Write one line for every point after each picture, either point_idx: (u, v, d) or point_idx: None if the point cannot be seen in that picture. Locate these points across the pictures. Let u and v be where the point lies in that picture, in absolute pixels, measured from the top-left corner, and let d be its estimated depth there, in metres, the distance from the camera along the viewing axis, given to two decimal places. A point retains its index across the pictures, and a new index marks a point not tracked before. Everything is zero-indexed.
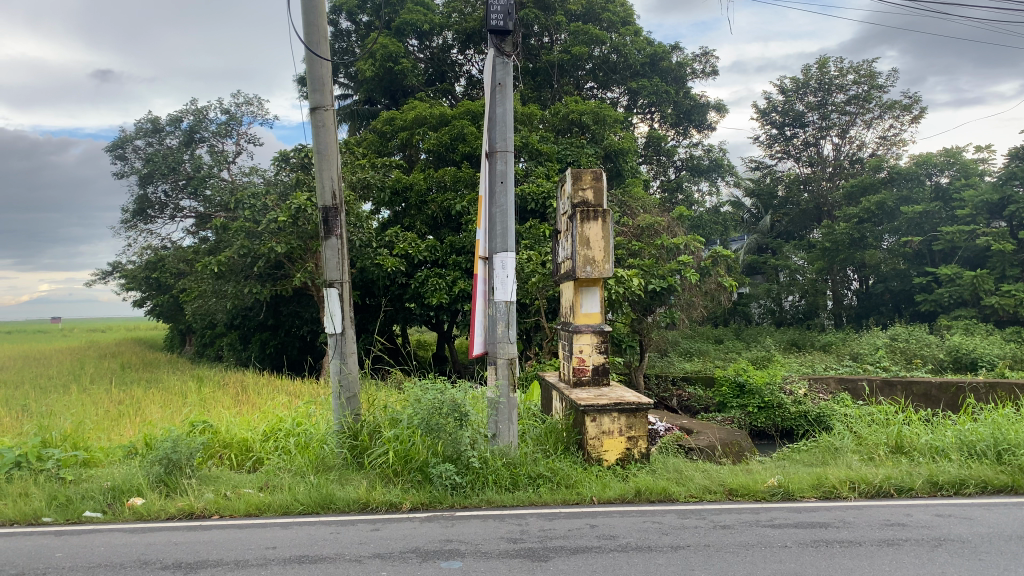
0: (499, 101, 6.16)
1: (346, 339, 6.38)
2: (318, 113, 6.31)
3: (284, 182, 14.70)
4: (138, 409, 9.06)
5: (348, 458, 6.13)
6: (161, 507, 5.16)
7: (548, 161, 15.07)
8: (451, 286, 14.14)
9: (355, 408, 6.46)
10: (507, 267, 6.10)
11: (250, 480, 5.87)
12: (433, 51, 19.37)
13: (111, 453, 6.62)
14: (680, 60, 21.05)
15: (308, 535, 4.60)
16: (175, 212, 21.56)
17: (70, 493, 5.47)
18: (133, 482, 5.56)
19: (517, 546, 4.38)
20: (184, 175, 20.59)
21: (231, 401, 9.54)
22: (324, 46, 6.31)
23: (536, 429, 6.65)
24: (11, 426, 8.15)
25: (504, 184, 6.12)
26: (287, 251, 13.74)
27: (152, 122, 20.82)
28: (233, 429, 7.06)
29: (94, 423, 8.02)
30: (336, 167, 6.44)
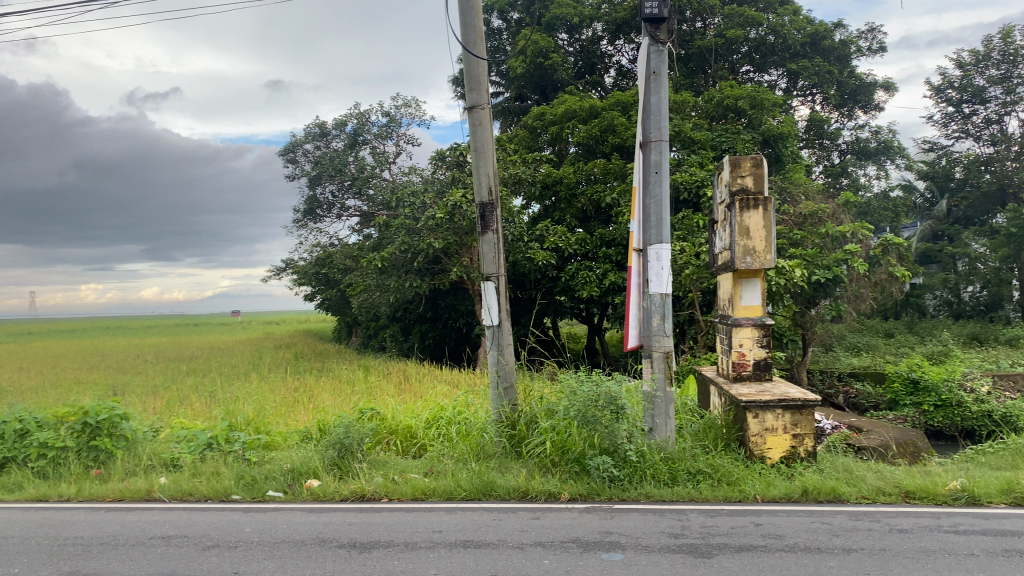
0: (653, 90, 6.05)
1: (502, 331, 6.51)
2: (475, 112, 6.47)
3: (440, 180, 15.11)
4: (311, 396, 9.65)
5: (507, 447, 6.26)
6: (336, 489, 5.48)
7: (702, 149, 14.74)
8: (603, 278, 14.10)
9: (512, 398, 6.60)
10: (663, 259, 6.00)
11: (415, 465, 6.12)
12: (582, 43, 19.33)
13: (289, 438, 7.08)
14: (843, 39, 19.91)
15: (472, 521, 4.75)
16: (341, 212, 22.74)
17: (255, 473, 5.90)
18: (310, 464, 5.93)
19: (679, 541, 4.32)
20: (349, 175, 21.67)
21: (395, 389, 9.99)
22: (480, 46, 6.45)
23: (694, 424, 6.53)
24: (200, 410, 8.91)
25: (659, 174, 6.03)
26: (443, 246, 14.16)
27: (320, 127, 22.03)
28: (398, 416, 7.39)
29: (274, 409, 8.63)
30: (493, 164, 6.57)
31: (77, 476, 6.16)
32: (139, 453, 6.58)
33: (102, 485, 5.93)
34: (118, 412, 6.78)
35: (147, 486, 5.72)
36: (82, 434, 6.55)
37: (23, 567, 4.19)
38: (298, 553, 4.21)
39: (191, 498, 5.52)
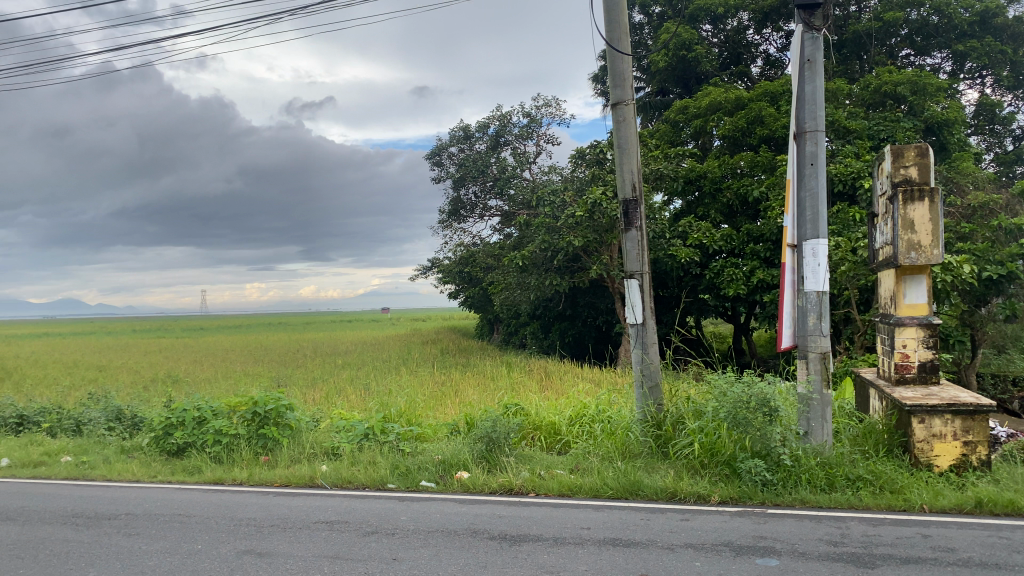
0: (808, 78, 5.81)
1: (647, 330, 6.45)
2: (619, 109, 6.45)
3: (580, 178, 15.11)
4: (457, 391, 9.93)
5: (653, 447, 6.19)
6: (485, 482, 5.62)
7: (857, 139, 14.04)
8: (750, 275, 13.65)
9: (657, 398, 6.52)
10: (819, 255, 5.75)
11: (561, 461, 6.17)
12: (727, 34, 18.79)
13: (438, 431, 7.31)
14: (1018, 14, 18.33)
15: (621, 519, 4.73)
16: (484, 212, 23.19)
17: (409, 463, 6.14)
18: (459, 456, 6.10)
19: (838, 549, 4.14)
20: (491, 176, 22.05)
21: (537, 386, 10.12)
22: (625, 41, 6.41)
23: (853, 429, 6.23)
24: (355, 402, 9.36)
25: (815, 166, 5.78)
26: (584, 244, 14.16)
27: (463, 130, 22.57)
28: (542, 413, 7.48)
29: (423, 402, 8.95)
30: (637, 160, 6.52)
31: (248, 461, 6.61)
32: (302, 441, 7.01)
33: (270, 470, 6.35)
34: (283, 402, 7.26)
35: (310, 473, 6.09)
36: (253, 422, 7.07)
37: (205, 543, 4.56)
38: (452, 543, 4.33)
39: (351, 485, 5.81)
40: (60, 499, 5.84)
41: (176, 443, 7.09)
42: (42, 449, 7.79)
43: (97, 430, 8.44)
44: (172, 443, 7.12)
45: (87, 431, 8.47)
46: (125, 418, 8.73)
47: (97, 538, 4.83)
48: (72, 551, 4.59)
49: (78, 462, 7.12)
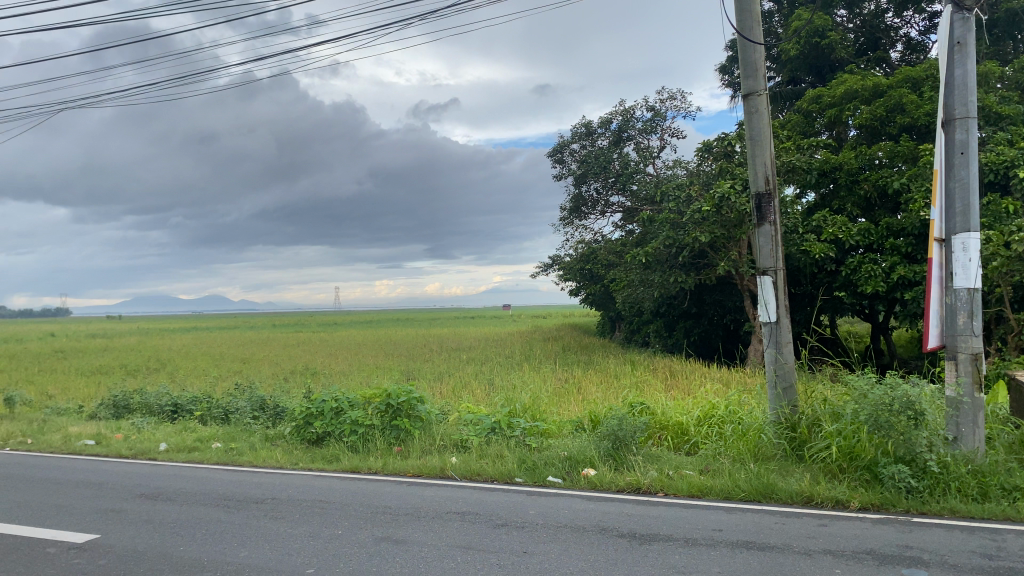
0: (958, 61, 5.47)
1: (781, 328, 6.25)
2: (752, 99, 6.27)
3: (706, 173, 14.80)
4: (582, 388, 9.95)
5: (787, 449, 5.99)
6: (612, 479, 5.60)
7: (1011, 125, 13.08)
8: (890, 271, 12.95)
9: (792, 399, 6.31)
10: (970, 249, 5.41)
11: (690, 461, 6.07)
12: (864, 18, 17.94)
13: (564, 427, 7.35)
14: None
15: (754, 522, 4.61)
16: (606, 208, 23.08)
17: (536, 458, 6.20)
18: (586, 453, 6.11)
19: (994, 563, 3.88)
20: (614, 172, 21.91)
21: (663, 385, 10.00)
22: (758, 31, 6.24)
23: (1009, 436, 5.81)
24: (481, 397, 9.55)
25: (965, 155, 5.44)
26: (711, 240, 13.85)
27: (586, 126, 22.52)
28: (669, 412, 7.39)
29: (548, 398, 9.02)
30: (770, 153, 6.32)
31: (381, 451, 6.86)
32: (432, 433, 7.22)
33: (402, 460, 6.56)
34: (415, 395, 7.52)
35: (440, 465, 6.25)
36: (386, 414, 7.35)
37: (344, 529, 4.77)
38: (581, 539, 4.34)
39: (480, 478, 5.92)
40: (213, 482, 6.25)
41: (315, 432, 7.45)
42: (196, 435, 8.38)
43: (243, 418, 8.99)
44: (312, 432, 7.49)
45: (235, 419, 9.03)
46: (268, 408, 9.26)
47: (246, 520, 5.14)
48: (224, 531, 4.91)
49: (227, 448, 7.61)
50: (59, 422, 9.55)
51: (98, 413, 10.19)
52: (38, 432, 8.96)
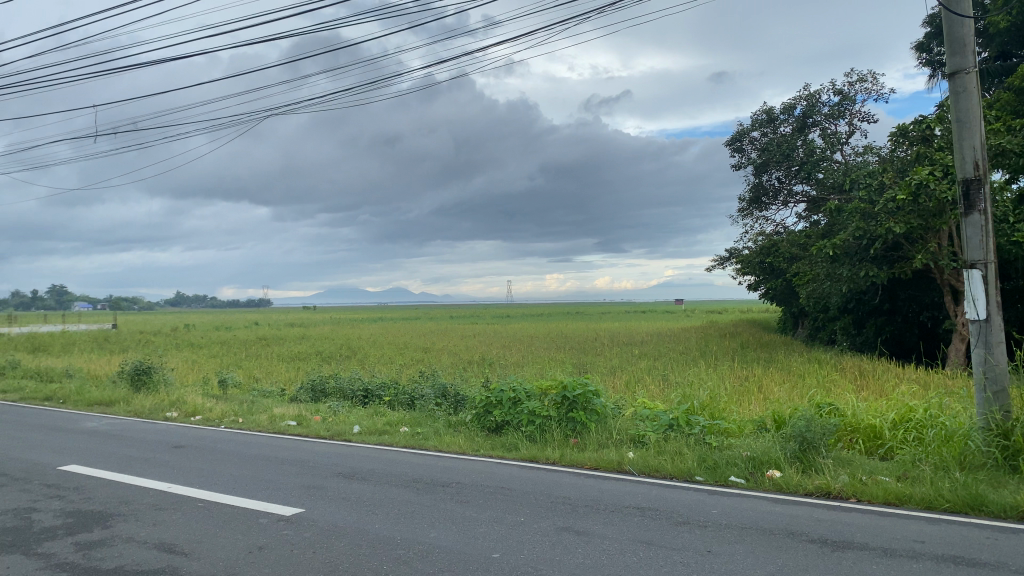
0: None
1: (991, 327, 5.74)
2: (960, 78, 5.80)
3: (901, 159, 13.83)
4: (764, 386, 9.61)
5: (998, 459, 5.48)
6: (799, 483, 5.37)
7: None
8: None
9: (1004, 404, 5.78)
10: None
11: (885, 467, 5.70)
12: None
13: (746, 426, 7.13)
14: None
15: (962, 535, 4.27)
16: (788, 198, 22.10)
17: (716, 457, 6.05)
18: (770, 455, 5.90)
19: None
20: (797, 161, 20.92)
21: (852, 386, 9.46)
22: (966, 3, 5.75)
23: None
24: (658, 391, 9.46)
25: None
26: (906, 231, 12.92)
27: (767, 113, 21.65)
28: (861, 414, 6.98)
29: (728, 395, 8.80)
30: (980, 135, 5.82)
31: (559, 441, 6.95)
32: (609, 427, 7.24)
33: (580, 452, 6.63)
34: (591, 388, 7.59)
35: (618, 459, 6.25)
36: (563, 406, 7.46)
37: (527, 517, 4.90)
38: (768, 542, 4.20)
39: (658, 474, 5.86)
40: (401, 465, 6.61)
41: (495, 420, 7.68)
42: (385, 419, 8.87)
43: (427, 404, 9.42)
44: (492, 420, 7.73)
45: (420, 405, 9.50)
46: (450, 395, 9.64)
47: (435, 502, 5.39)
48: (415, 512, 5.17)
49: (413, 433, 8.01)
50: (265, 404, 10.43)
51: (298, 395, 11.04)
52: (248, 412, 9.83)
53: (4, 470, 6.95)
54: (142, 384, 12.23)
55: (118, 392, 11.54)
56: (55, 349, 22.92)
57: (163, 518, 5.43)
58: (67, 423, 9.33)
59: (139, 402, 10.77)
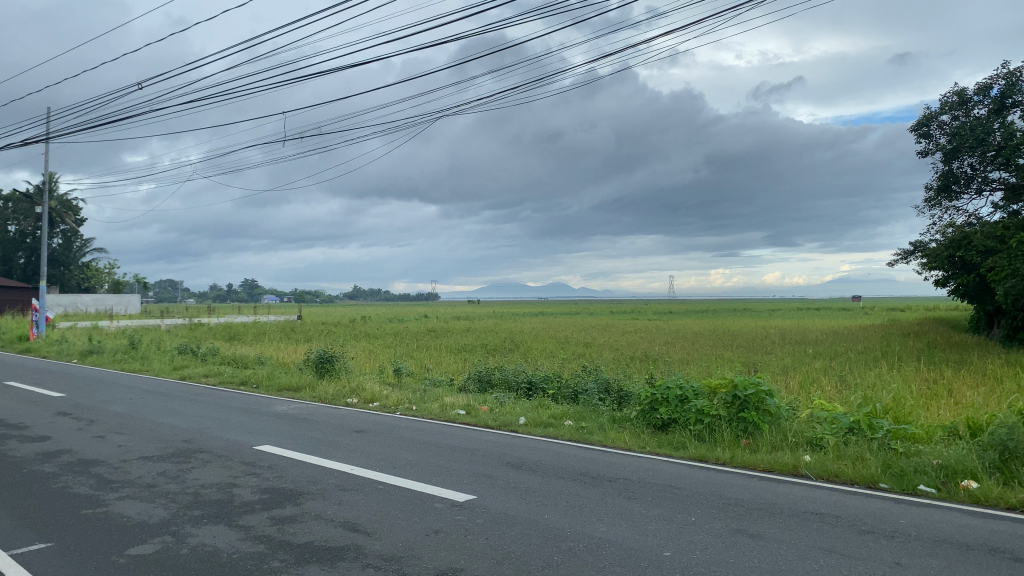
0: None
1: None
2: None
3: None
4: (955, 390, 8.91)
5: None
6: (1000, 495, 4.94)
7: None
8: None
9: None
10: None
11: None
12: None
13: (936, 432, 6.64)
14: None
15: None
16: (982, 186, 20.36)
17: (903, 464, 5.68)
18: (966, 464, 5.47)
19: None
20: (993, 145, 19.23)
21: None
22: None
23: None
24: (835, 393, 9.01)
25: None
26: None
27: (959, 95, 20.04)
28: None
29: (914, 399, 8.23)
30: None
31: (729, 441, 6.77)
32: (783, 429, 6.97)
33: (752, 454, 6.42)
34: (763, 388, 7.34)
35: (793, 462, 6.01)
36: (733, 406, 7.27)
37: (698, 517, 4.80)
38: (965, 557, 3.89)
39: (839, 480, 5.58)
40: (569, 458, 6.67)
41: (661, 417, 7.59)
42: (551, 411, 8.99)
43: (592, 399, 9.45)
44: (658, 417, 7.64)
45: (584, 400, 9.55)
46: (614, 391, 9.62)
47: (603, 497, 5.40)
48: (584, 506, 5.21)
49: (578, 427, 8.06)
50: (436, 393, 10.85)
51: (467, 385, 11.40)
52: (421, 400, 10.26)
53: (208, 447, 7.64)
54: (325, 372, 13.07)
55: (304, 378, 12.38)
56: (248, 338, 24.93)
57: (347, 498, 5.78)
58: (260, 406, 10.13)
59: (322, 388, 11.51)
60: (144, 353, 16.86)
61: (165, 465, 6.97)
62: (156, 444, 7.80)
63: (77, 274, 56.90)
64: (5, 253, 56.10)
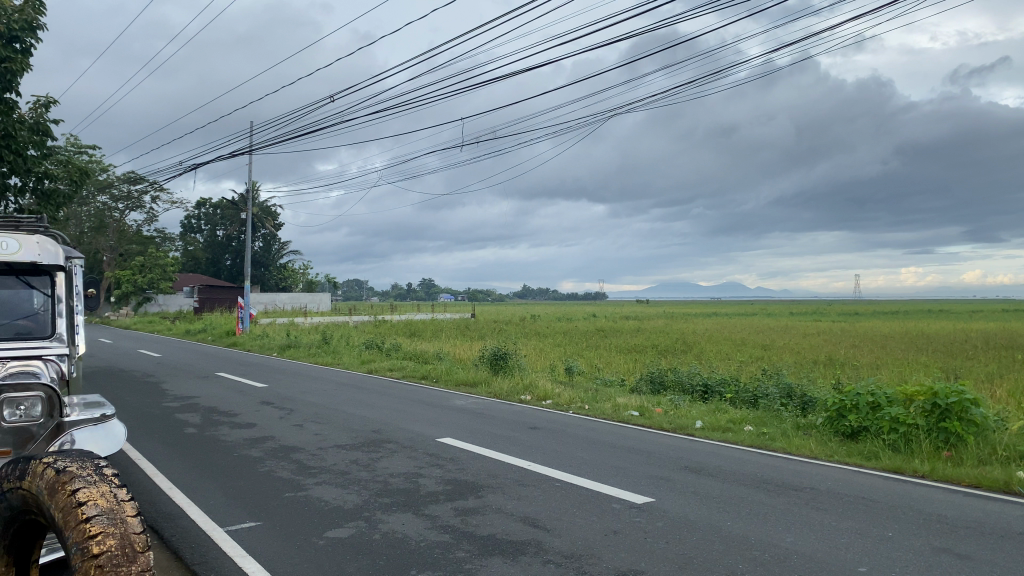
0: None
1: None
2: None
3: None
4: None
5: None
6: None
7: None
8: None
9: None
10: None
11: None
12: None
13: None
14: None
15: None
16: None
17: None
18: None
19: None
20: None
21: None
22: None
23: None
24: None
25: None
26: None
27: None
28: None
29: None
30: None
31: (928, 454, 6.31)
32: (992, 442, 6.40)
33: (955, 467, 5.95)
34: (968, 396, 6.76)
35: (1004, 478, 5.51)
36: (932, 415, 6.76)
37: (896, 532, 4.50)
38: None
39: None
40: (751, 464, 6.46)
41: (850, 426, 7.19)
42: (729, 416, 8.74)
43: (773, 405, 9.10)
44: (847, 425, 7.25)
45: (764, 405, 9.23)
46: (796, 396, 9.21)
47: (788, 506, 5.20)
48: (769, 515, 5.03)
49: (759, 432, 7.79)
50: (609, 393, 10.85)
51: (640, 386, 11.31)
52: (593, 399, 10.30)
53: (394, 438, 8.05)
54: (500, 369, 13.40)
55: (481, 375, 12.77)
56: (427, 334, 26.04)
57: (526, 493, 5.89)
58: (440, 400, 10.55)
59: (497, 384, 11.82)
60: (334, 347, 18.00)
61: (357, 454, 7.42)
62: (348, 433, 8.31)
63: (275, 275, 61.70)
64: (214, 255, 61.84)
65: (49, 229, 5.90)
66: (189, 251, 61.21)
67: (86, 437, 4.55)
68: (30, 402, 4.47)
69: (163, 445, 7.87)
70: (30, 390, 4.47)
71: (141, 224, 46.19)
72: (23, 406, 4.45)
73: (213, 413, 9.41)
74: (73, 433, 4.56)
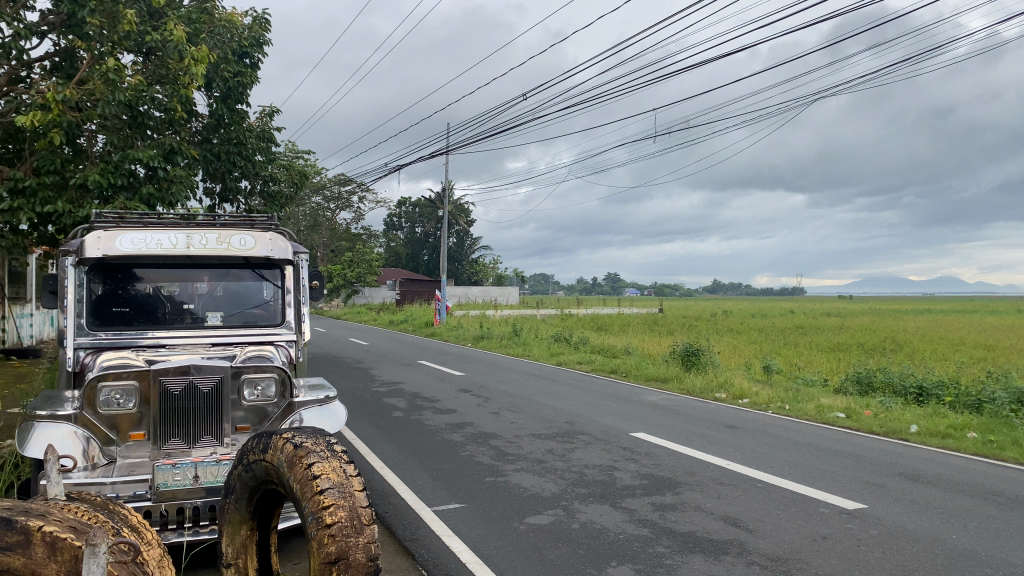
0: None
1: None
2: None
3: None
4: None
5: None
6: None
7: None
8: None
9: None
10: None
11: None
12: None
13: None
14: None
15: None
16: None
17: None
18: None
19: None
20: None
21: None
22: None
23: None
24: None
25: None
26: None
27: None
28: None
29: None
30: None
31: None
32: None
33: None
34: None
35: None
36: None
37: None
38: None
39: None
40: (977, 474, 5.94)
41: None
42: (948, 421, 8.08)
43: (1001, 411, 8.29)
44: None
45: (990, 410, 8.45)
46: None
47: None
48: (1001, 530, 4.60)
49: (985, 440, 7.15)
50: (811, 393, 10.36)
51: (845, 387, 10.70)
52: (794, 399, 9.90)
53: (588, 430, 8.14)
54: (692, 365, 13.18)
55: (673, 370, 12.62)
56: (617, 329, 26.05)
57: (726, 492, 5.77)
58: (633, 394, 10.55)
59: (690, 380, 11.64)
60: (526, 339, 18.45)
61: (552, 444, 7.58)
62: (543, 423, 8.50)
63: (469, 270, 64.11)
64: (413, 251, 65.26)
65: (279, 224, 6.45)
66: (390, 246, 64.98)
67: (313, 417, 5.05)
68: (265, 383, 4.92)
69: (375, 427, 8.43)
70: (266, 371, 4.92)
71: (349, 222, 49.58)
72: (259, 386, 4.90)
73: (417, 398, 9.95)
74: (302, 412, 5.05)
